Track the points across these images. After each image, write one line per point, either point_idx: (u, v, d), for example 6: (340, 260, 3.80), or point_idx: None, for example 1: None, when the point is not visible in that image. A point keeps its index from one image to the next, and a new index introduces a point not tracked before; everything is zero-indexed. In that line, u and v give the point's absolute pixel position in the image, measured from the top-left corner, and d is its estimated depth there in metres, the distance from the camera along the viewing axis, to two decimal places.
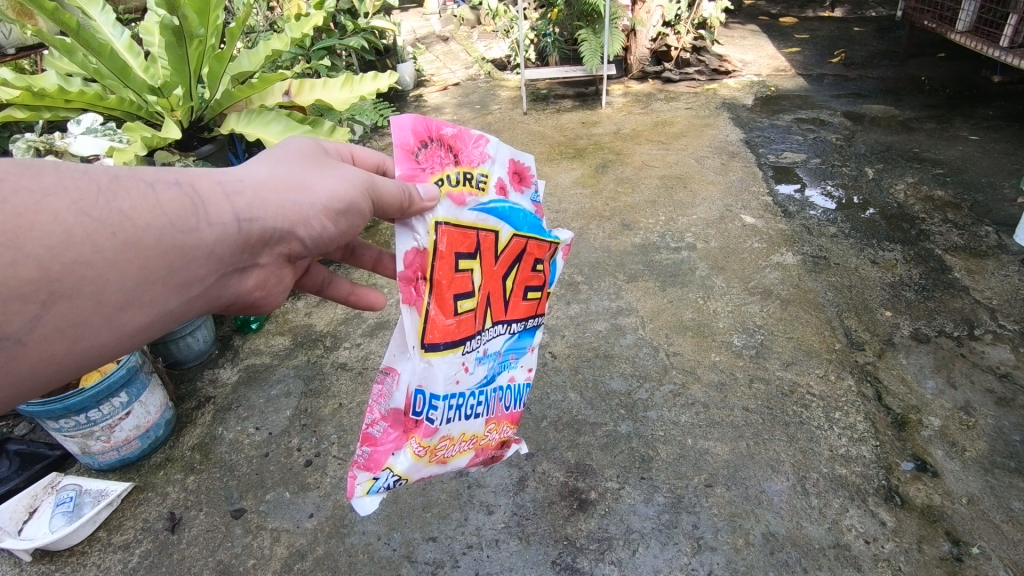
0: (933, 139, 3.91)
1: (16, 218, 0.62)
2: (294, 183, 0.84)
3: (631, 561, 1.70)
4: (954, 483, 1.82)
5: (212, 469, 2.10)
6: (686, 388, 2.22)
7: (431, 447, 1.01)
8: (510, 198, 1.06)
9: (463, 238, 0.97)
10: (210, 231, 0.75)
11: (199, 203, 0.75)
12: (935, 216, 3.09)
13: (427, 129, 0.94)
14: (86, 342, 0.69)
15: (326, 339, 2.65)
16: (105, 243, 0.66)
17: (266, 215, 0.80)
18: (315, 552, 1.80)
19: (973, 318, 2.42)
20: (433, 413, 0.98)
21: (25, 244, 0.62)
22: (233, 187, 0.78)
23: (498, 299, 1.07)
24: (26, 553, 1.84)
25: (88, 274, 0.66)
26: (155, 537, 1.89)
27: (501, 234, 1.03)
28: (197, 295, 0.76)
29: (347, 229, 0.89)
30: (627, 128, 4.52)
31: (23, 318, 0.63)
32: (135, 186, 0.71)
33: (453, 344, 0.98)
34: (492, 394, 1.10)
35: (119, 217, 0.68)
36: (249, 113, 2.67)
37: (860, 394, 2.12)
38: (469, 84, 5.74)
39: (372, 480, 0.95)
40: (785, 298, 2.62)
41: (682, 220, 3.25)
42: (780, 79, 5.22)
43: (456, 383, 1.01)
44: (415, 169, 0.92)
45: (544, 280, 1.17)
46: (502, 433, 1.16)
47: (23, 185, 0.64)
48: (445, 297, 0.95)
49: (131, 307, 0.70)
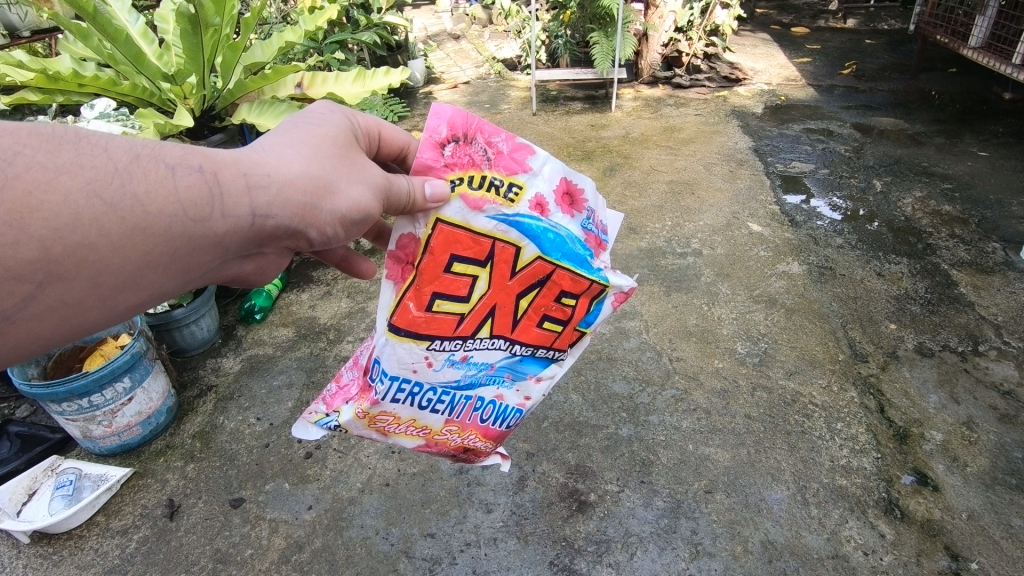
0: (942, 154, 3.90)
1: (23, 196, 0.61)
2: (320, 184, 0.80)
3: (629, 564, 1.70)
4: (955, 498, 1.81)
5: (212, 458, 2.10)
6: (688, 394, 2.22)
7: (374, 416, 1.04)
8: (547, 218, 1.02)
9: (469, 243, 0.97)
10: (221, 224, 0.73)
11: (217, 193, 0.73)
12: (943, 231, 3.08)
13: (466, 125, 0.94)
14: (76, 320, 0.69)
15: (330, 332, 2.66)
16: (111, 228, 0.65)
17: (284, 214, 0.78)
18: (313, 544, 1.80)
19: (978, 334, 2.41)
20: (379, 386, 1.01)
21: (29, 224, 0.61)
22: (258, 182, 0.76)
23: (503, 314, 1.05)
24: (26, 534, 1.85)
25: (89, 257, 0.65)
26: (154, 523, 1.89)
27: (522, 251, 1.00)
28: (196, 278, 0.76)
29: (357, 234, 0.87)
30: (636, 132, 4.52)
31: (17, 295, 0.63)
32: (152, 169, 0.69)
33: (416, 336, 0.99)
34: (460, 400, 1.08)
35: (131, 202, 0.66)
36: (261, 104, 2.67)
37: (863, 406, 2.12)
38: (479, 83, 5.75)
39: (323, 414, 1.06)
40: (790, 307, 2.61)
41: (689, 226, 3.25)
42: (790, 88, 5.22)
43: (411, 371, 1.01)
44: (434, 161, 0.93)
45: (573, 318, 1.10)
46: (464, 439, 1.13)
47: (36, 160, 0.63)
48: (423, 291, 0.98)
49: (127, 290, 0.69)
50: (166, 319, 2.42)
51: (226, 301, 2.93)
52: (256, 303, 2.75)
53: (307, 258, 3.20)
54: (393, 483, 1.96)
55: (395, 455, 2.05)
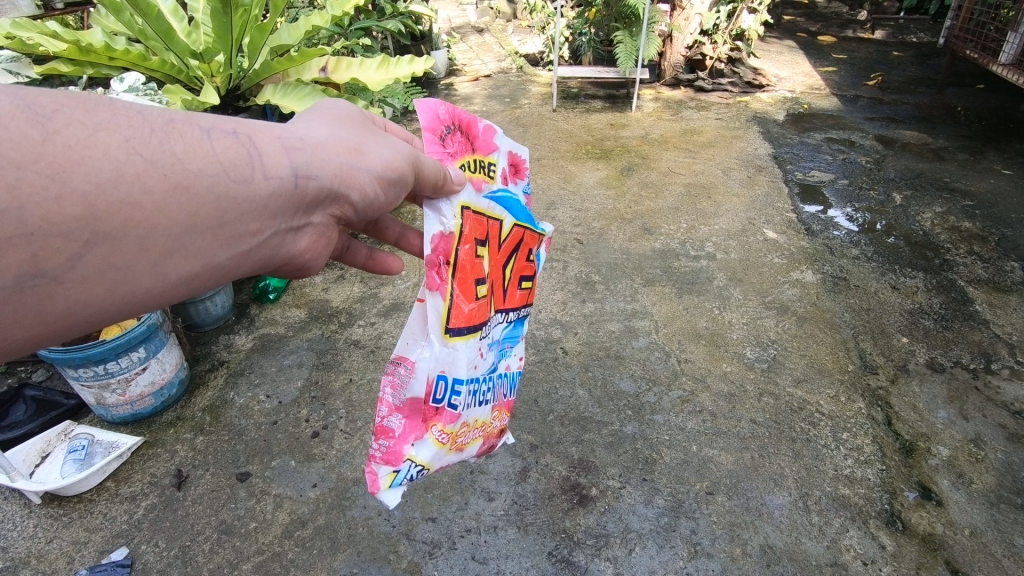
0: (965, 170, 3.86)
1: (65, 151, 0.61)
2: (349, 147, 0.84)
3: (627, 559, 1.71)
4: (958, 514, 1.80)
5: (221, 432, 2.14)
6: (694, 396, 2.22)
7: (451, 434, 1.07)
8: (510, 189, 1.12)
9: (479, 225, 1.01)
10: (263, 186, 0.75)
11: (255, 156, 0.75)
12: (961, 247, 3.05)
13: (447, 113, 0.98)
14: (126, 287, 0.67)
15: (341, 315, 2.68)
16: (155, 185, 0.65)
17: (323, 175, 0.80)
18: (316, 521, 1.83)
19: (990, 352, 2.39)
20: (453, 399, 1.03)
21: (72, 178, 0.61)
22: (294, 144, 0.79)
23: (502, 288, 1.11)
24: (37, 495, 1.90)
25: (135, 216, 0.64)
26: (162, 492, 1.93)
27: (505, 223, 1.08)
28: (246, 249, 0.76)
29: (393, 199, 0.90)
30: (655, 133, 4.51)
31: (64, 254, 0.61)
32: (188, 131, 0.70)
33: (474, 329, 1.02)
34: (498, 380, 1.16)
35: (171, 160, 0.67)
36: (286, 86, 2.70)
37: (870, 417, 2.12)
38: (501, 77, 5.76)
39: (394, 473, 1.00)
40: (802, 315, 2.60)
41: (704, 229, 3.25)
42: (814, 97, 5.18)
43: (472, 368, 1.05)
44: (440, 153, 0.96)
45: (536, 271, 1.22)
46: (502, 420, 1.23)
47: (75, 117, 0.64)
48: (466, 283, 0.99)
49: (177, 254, 0.69)
50: None
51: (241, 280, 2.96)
52: (269, 283, 2.78)
53: None
54: None
55: None
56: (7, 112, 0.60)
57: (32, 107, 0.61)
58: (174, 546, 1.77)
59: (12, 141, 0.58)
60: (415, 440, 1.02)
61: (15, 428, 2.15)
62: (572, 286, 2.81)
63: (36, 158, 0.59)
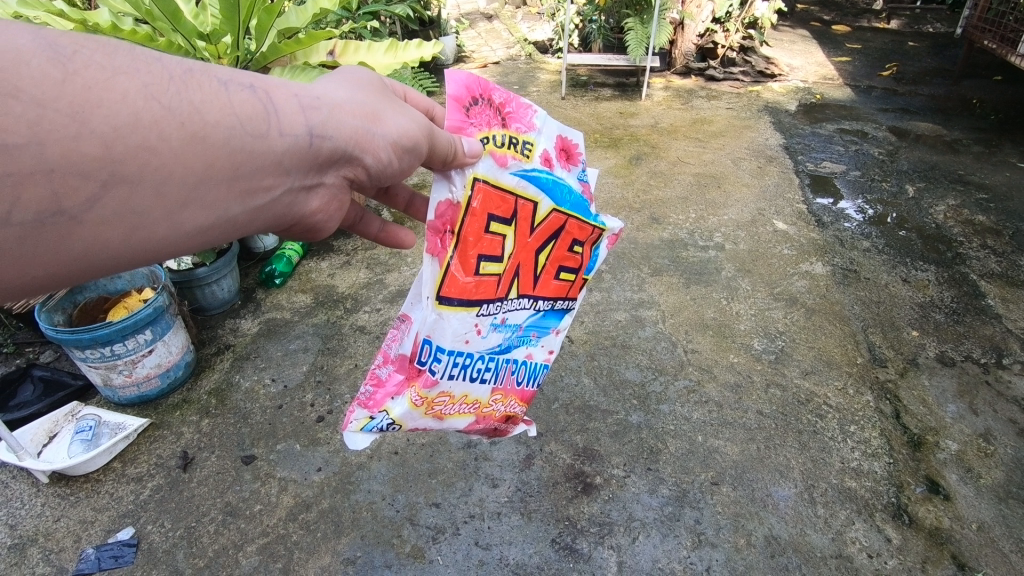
0: (980, 163, 3.80)
1: (83, 91, 0.58)
2: (367, 110, 0.80)
3: (630, 547, 1.70)
4: (966, 508, 1.79)
5: (227, 415, 2.14)
6: (700, 386, 2.21)
7: (429, 399, 1.04)
8: (553, 172, 1.07)
9: (501, 201, 0.98)
10: (276, 142, 0.71)
11: (271, 111, 0.71)
12: (974, 241, 3.01)
13: (479, 87, 0.96)
14: (143, 234, 0.64)
15: (347, 301, 2.68)
16: (173, 132, 0.62)
17: (339, 137, 0.76)
18: (321, 504, 1.83)
19: (1002, 347, 2.36)
20: (436, 365, 1.01)
21: (92, 119, 0.58)
22: (311, 102, 0.74)
23: (527, 272, 1.08)
24: (44, 474, 1.92)
25: (153, 162, 0.61)
26: (167, 473, 1.94)
27: (540, 206, 1.04)
28: (260, 204, 0.73)
29: (408, 168, 0.86)
30: (665, 122, 4.46)
31: (82, 196, 0.58)
32: (205, 81, 0.66)
33: (469, 302, 1.00)
34: (505, 364, 1.13)
35: (190, 109, 0.64)
36: (293, 69, 2.67)
37: (878, 410, 2.10)
38: (509, 64, 5.70)
39: (367, 418, 1.01)
40: (810, 307, 2.58)
41: (713, 219, 3.22)
42: (827, 87, 5.10)
43: (464, 342, 1.03)
44: (463, 122, 0.94)
45: (581, 265, 1.17)
46: (507, 406, 1.20)
47: (95, 60, 0.61)
48: (469, 255, 0.97)
49: (193, 205, 0.66)
50: (189, 277, 2.44)
51: (248, 265, 2.96)
52: (276, 268, 2.77)
53: None
54: (401, 452, 1.99)
55: None
56: (26, 49, 0.57)
57: (54, 46, 0.58)
58: (179, 527, 1.78)
59: (29, 79, 0.55)
60: (396, 394, 1.02)
61: (24, 407, 2.17)
62: None
63: (57, 97, 0.56)
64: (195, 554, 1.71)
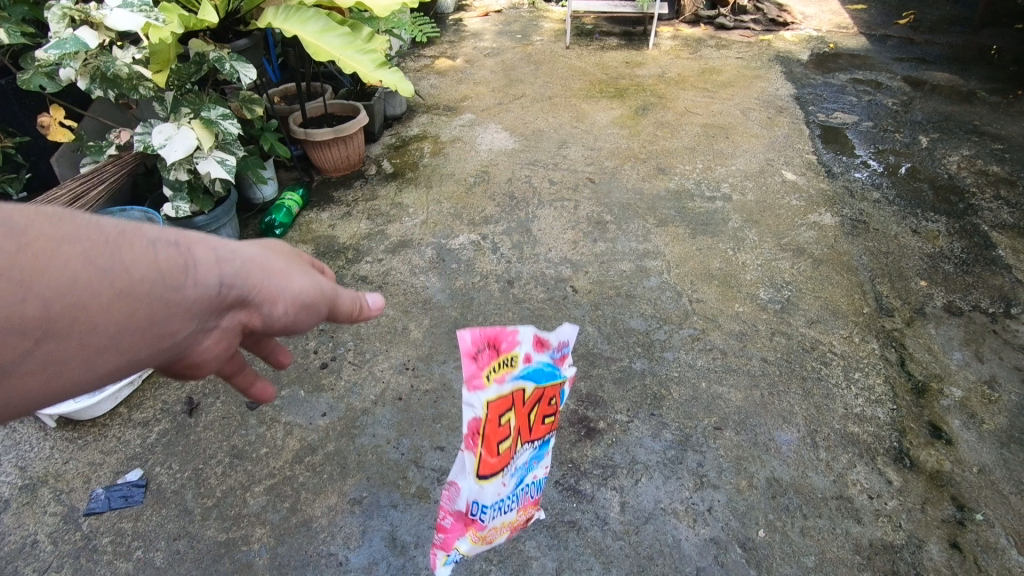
0: (996, 113, 3.69)
1: (17, 257, 0.53)
2: (276, 264, 0.75)
3: (633, 489, 1.72)
4: (967, 453, 1.80)
5: (231, 362, 2.14)
6: (705, 334, 2.20)
7: (484, 535, 1.09)
8: (539, 356, 1.02)
9: (506, 402, 0.96)
10: (189, 296, 0.65)
11: (192, 263, 0.66)
12: (987, 191, 2.94)
13: (473, 341, 0.89)
14: (41, 390, 0.58)
15: (349, 251, 2.65)
16: (102, 290, 0.58)
17: (248, 287, 0.71)
18: (326, 447, 1.85)
19: (1011, 297, 2.33)
20: (483, 516, 1.04)
21: (30, 286, 0.54)
22: (228, 253, 0.69)
23: (536, 420, 1.06)
24: (52, 419, 1.93)
25: (83, 320, 0.57)
26: (173, 418, 1.95)
27: (534, 381, 1.01)
28: (167, 350, 0.66)
29: (307, 322, 0.81)
30: (673, 72, 4.32)
31: (12, 357, 0.54)
32: (136, 240, 0.61)
33: (499, 470, 1.00)
34: (529, 486, 1.14)
35: (123, 268, 0.60)
36: (288, 9, 2.56)
37: (883, 358, 2.09)
38: (512, 12, 5.51)
39: (446, 556, 1.08)
40: (818, 258, 2.54)
41: (720, 170, 3.15)
42: (841, 36, 4.92)
43: (500, 490, 1.04)
44: (471, 371, 0.90)
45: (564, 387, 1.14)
46: (528, 513, 1.21)
47: (32, 221, 0.56)
48: (492, 441, 0.96)
49: (108, 355, 0.60)
50: (188, 226, 2.40)
51: (247, 216, 2.91)
52: (275, 218, 2.72)
53: (329, 178, 3.16)
54: (405, 398, 1.99)
55: (409, 373, 2.08)
56: None
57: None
58: (187, 469, 1.80)
59: None
60: (458, 537, 1.07)
61: None
62: (583, 225, 2.75)
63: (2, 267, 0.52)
64: (203, 495, 1.73)
